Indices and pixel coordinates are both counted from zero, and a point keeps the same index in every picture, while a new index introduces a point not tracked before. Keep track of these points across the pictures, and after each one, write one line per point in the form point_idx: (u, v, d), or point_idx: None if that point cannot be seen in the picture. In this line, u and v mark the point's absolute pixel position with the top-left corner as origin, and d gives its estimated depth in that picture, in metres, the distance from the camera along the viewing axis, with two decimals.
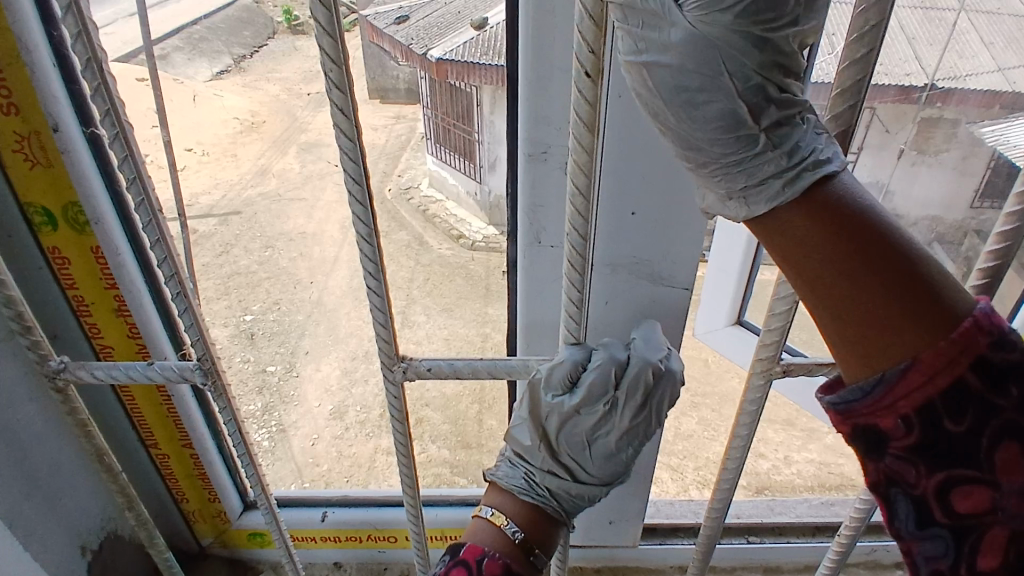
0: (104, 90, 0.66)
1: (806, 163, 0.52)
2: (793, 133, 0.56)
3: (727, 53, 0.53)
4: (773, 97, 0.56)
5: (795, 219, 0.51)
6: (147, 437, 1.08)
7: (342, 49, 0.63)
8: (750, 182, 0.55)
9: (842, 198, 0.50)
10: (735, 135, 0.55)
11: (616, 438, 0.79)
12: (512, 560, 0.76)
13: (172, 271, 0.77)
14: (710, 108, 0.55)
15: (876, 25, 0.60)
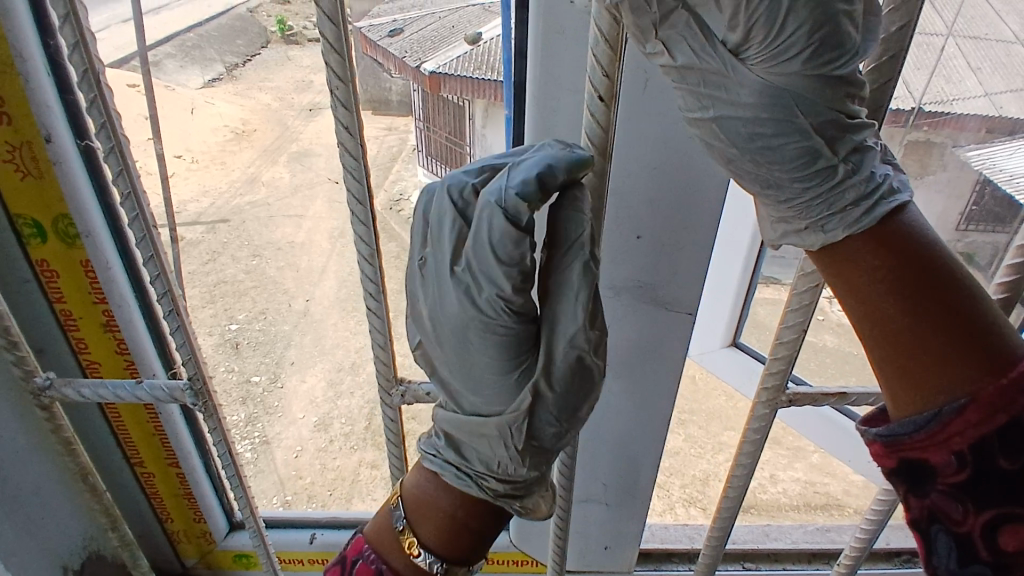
0: (100, 102, 0.64)
1: (882, 193, 0.55)
2: (866, 159, 0.57)
3: (795, 97, 0.55)
4: (840, 128, 0.57)
5: (863, 250, 0.54)
6: (132, 455, 1.05)
7: (350, 67, 0.61)
8: (830, 211, 0.56)
9: (910, 234, 0.53)
10: (814, 165, 0.57)
11: (452, 325, 0.62)
12: (388, 560, 0.68)
13: (165, 288, 0.74)
14: (787, 144, 0.56)
15: (893, 55, 0.62)
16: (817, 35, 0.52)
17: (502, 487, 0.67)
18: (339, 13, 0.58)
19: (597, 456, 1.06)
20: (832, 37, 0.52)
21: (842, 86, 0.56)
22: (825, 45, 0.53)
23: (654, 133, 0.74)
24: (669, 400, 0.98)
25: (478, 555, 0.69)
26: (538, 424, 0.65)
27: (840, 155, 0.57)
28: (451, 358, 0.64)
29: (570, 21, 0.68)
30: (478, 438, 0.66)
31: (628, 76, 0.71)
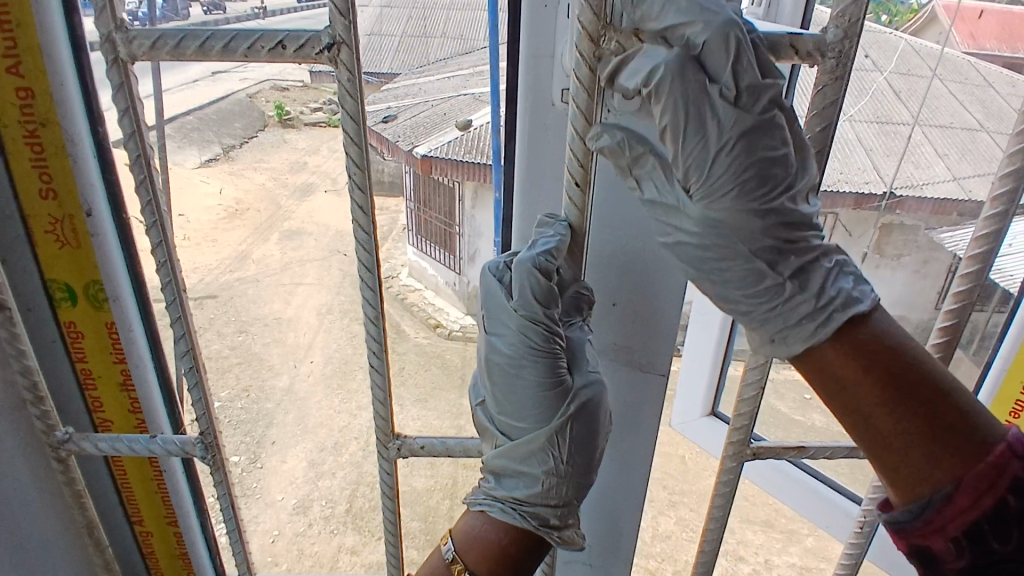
0: (147, 183, 0.74)
1: (836, 301, 0.64)
2: (814, 273, 0.67)
3: (739, 226, 0.67)
4: (784, 247, 0.68)
5: (833, 357, 0.63)
6: (132, 513, 1.08)
7: (366, 156, 0.72)
8: (787, 323, 0.67)
9: (871, 340, 0.63)
10: (761, 284, 0.68)
11: (508, 354, 0.78)
12: None
13: (188, 346, 0.82)
14: (740, 264, 0.68)
15: (818, 152, 0.73)
16: (743, 175, 0.65)
17: (546, 503, 0.79)
18: (360, 113, 0.70)
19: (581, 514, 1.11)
20: (761, 174, 0.65)
21: (774, 216, 0.67)
22: (760, 181, 0.66)
23: (625, 214, 0.85)
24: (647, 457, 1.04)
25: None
26: (581, 443, 0.79)
27: (785, 274, 0.68)
28: (502, 392, 0.79)
29: (551, 120, 0.80)
30: (530, 458, 0.79)
31: (600, 164, 0.82)
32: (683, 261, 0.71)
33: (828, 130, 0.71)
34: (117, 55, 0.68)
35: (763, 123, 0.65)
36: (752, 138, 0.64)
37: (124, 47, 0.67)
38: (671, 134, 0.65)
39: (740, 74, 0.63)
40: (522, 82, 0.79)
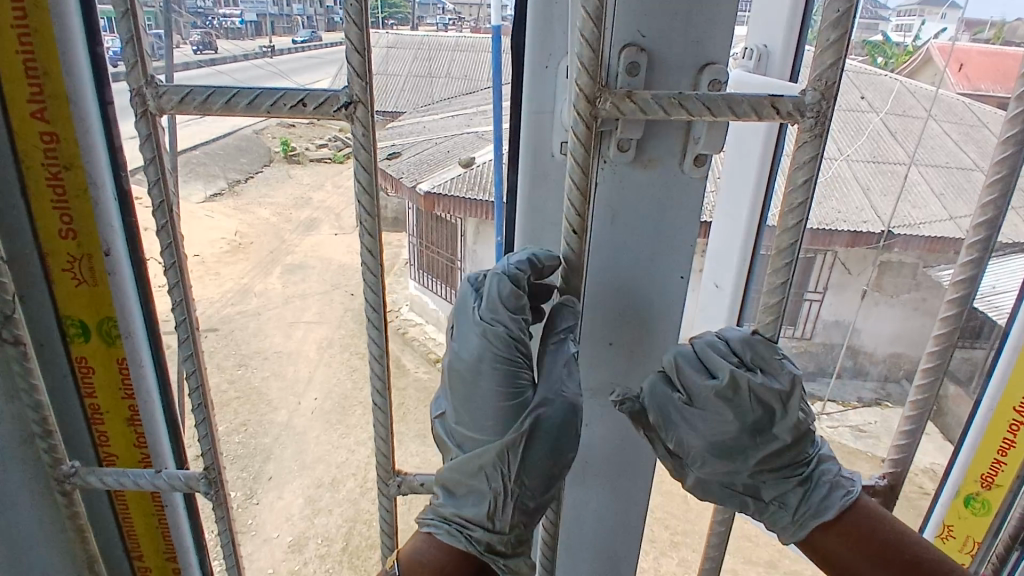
0: (168, 227, 0.77)
1: (808, 514, 0.81)
2: (806, 494, 0.82)
3: (732, 471, 0.81)
4: (777, 476, 0.82)
5: (830, 538, 0.80)
6: (132, 549, 1.09)
7: (376, 203, 0.76)
8: (779, 527, 0.84)
9: (862, 518, 0.80)
10: (749, 506, 0.84)
11: (469, 360, 0.78)
12: None
13: (198, 383, 0.84)
14: (733, 497, 0.84)
15: (802, 201, 0.73)
16: (731, 453, 0.81)
17: (493, 529, 0.79)
18: (372, 163, 0.74)
19: (579, 554, 1.11)
20: (738, 449, 0.80)
21: (756, 472, 0.81)
22: (752, 439, 0.80)
23: (623, 258, 0.88)
24: (643, 496, 1.06)
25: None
26: (534, 464, 0.78)
27: (768, 498, 0.83)
28: (460, 399, 0.79)
29: (552, 169, 0.84)
30: (480, 476, 0.79)
31: (597, 211, 0.86)
32: (691, 487, 0.87)
33: (811, 183, 0.73)
34: (146, 107, 0.72)
35: (744, 414, 0.79)
36: (731, 438, 0.80)
37: (153, 101, 0.72)
38: (664, 428, 0.82)
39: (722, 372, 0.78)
40: (524, 135, 0.84)
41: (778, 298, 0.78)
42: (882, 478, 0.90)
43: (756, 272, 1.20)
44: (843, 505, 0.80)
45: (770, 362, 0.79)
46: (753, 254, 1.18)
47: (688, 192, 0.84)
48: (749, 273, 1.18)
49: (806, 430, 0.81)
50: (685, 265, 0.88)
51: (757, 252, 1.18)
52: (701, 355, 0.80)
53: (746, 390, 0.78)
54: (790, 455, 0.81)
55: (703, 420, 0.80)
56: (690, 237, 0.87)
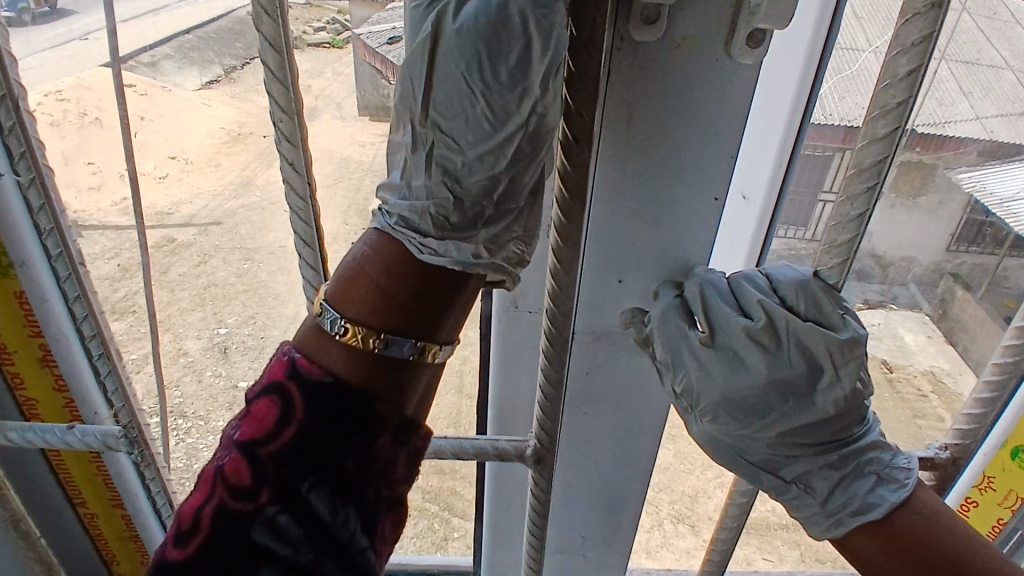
0: (17, 131, 0.59)
1: (846, 509, 0.63)
2: (847, 482, 0.64)
3: (751, 435, 0.62)
4: (810, 452, 0.65)
5: (866, 544, 0.63)
6: (73, 495, 0.98)
7: (294, 96, 0.54)
8: (803, 516, 0.66)
9: (912, 523, 0.61)
10: (766, 483, 0.67)
11: None
12: (304, 342, 0.50)
13: (93, 329, 0.70)
14: (750, 470, 0.67)
15: (901, 103, 0.52)
16: (752, 414, 0.61)
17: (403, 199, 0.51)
18: (283, 40, 0.52)
19: (575, 505, 1.00)
20: (756, 408, 0.61)
21: (783, 443, 0.64)
22: (785, 401, 0.61)
23: (642, 171, 0.67)
24: (647, 448, 0.92)
25: (430, 330, 0.52)
26: (447, 88, 0.47)
27: (790, 479, 0.66)
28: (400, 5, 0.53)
29: None
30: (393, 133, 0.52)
31: (608, 111, 0.64)
32: (701, 449, 0.69)
33: (917, 76, 0.52)
34: None
35: (777, 369, 0.60)
36: (756, 396, 0.60)
37: None
38: (672, 373, 0.63)
39: (764, 312, 0.60)
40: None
41: (851, 234, 0.58)
42: (944, 448, 0.86)
43: (791, 187, 0.80)
44: (894, 501, 0.62)
45: (828, 315, 0.61)
46: (791, 157, 0.77)
47: (732, 86, 0.62)
48: (784, 181, 0.78)
49: (860, 402, 0.62)
50: (721, 185, 0.68)
51: (797, 152, 0.77)
52: (735, 292, 0.63)
53: (786, 336, 0.60)
54: (832, 428, 0.63)
55: (725, 366, 0.61)
56: (730, 146, 0.66)
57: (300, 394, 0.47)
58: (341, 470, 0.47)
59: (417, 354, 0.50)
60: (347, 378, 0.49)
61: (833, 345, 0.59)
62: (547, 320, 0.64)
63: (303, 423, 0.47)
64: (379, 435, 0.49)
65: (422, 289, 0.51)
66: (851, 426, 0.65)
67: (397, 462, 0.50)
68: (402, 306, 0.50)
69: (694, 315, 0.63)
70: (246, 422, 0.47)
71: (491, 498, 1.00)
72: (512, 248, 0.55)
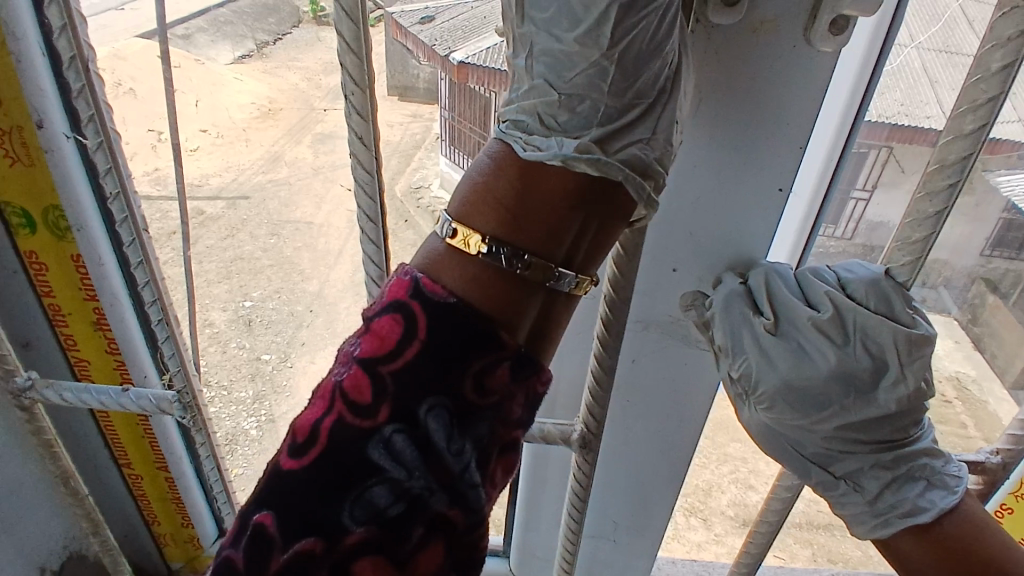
0: (87, 94, 0.59)
1: (893, 510, 0.62)
2: (899, 483, 0.63)
3: (811, 425, 0.62)
4: (863, 449, 0.63)
5: (912, 545, 0.62)
6: (120, 457, 1.01)
7: (369, 70, 0.54)
8: (847, 511, 0.66)
9: (961, 531, 0.60)
10: (813, 478, 0.67)
11: None
12: (423, 256, 0.49)
13: (155, 295, 0.71)
14: (799, 461, 0.66)
15: (992, 98, 0.50)
16: (815, 405, 0.60)
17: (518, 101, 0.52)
18: (360, 11, 0.51)
19: (611, 491, 0.99)
20: (812, 398, 0.60)
21: (837, 438, 0.63)
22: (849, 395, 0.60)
23: (709, 160, 0.66)
24: (688, 439, 0.91)
25: (549, 246, 0.49)
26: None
27: (838, 475, 0.65)
28: None
29: None
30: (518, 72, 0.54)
31: None
32: (750, 438, 0.69)
33: (1012, 71, 0.49)
34: None
35: (844, 361, 0.59)
36: (819, 387, 0.60)
37: None
38: (732, 358, 0.63)
39: (838, 302, 0.60)
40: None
41: (926, 232, 0.56)
42: (994, 452, 0.80)
43: (838, 187, 0.77)
44: (944, 507, 0.60)
45: (897, 311, 0.60)
46: (843, 153, 0.74)
47: (806, 74, 0.60)
48: (833, 179, 0.76)
49: (922, 402, 0.61)
50: (787, 176, 0.66)
51: (848, 148, 0.74)
52: (802, 283, 0.63)
53: (853, 330, 0.60)
54: (890, 427, 0.62)
55: (790, 355, 0.60)
56: (799, 137, 0.64)
57: (423, 313, 0.46)
58: (459, 396, 0.45)
59: (529, 269, 0.48)
60: (466, 295, 0.47)
61: (901, 339, 0.58)
62: (605, 304, 0.64)
63: (426, 340, 0.45)
64: (495, 361, 0.46)
65: (544, 201, 0.48)
66: (909, 427, 0.63)
67: (513, 397, 0.48)
68: (517, 216, 0.48)
69: (762, 304, 0.62)
70: (368, 338, 0.46)
71: (527, 480, 1.00)
72: (633, 149, 0.51)
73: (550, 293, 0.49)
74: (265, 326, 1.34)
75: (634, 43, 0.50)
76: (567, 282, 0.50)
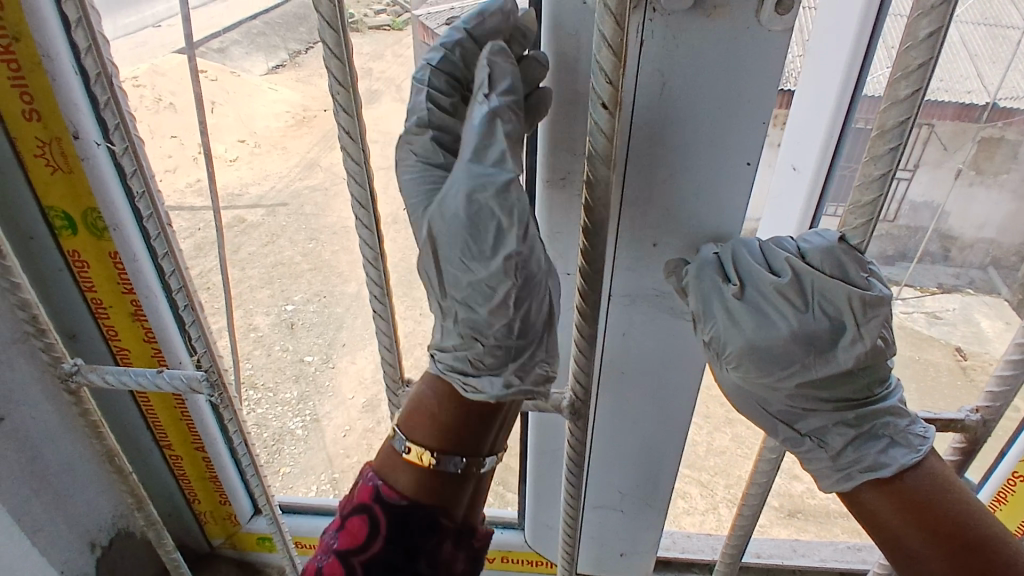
0: (113, 104, 0.66)
1: (856, 464, 0.66)
2: (864, 438, 0.66)
3: (775, 385, 0.65)
4: (825, 404, 0.67)
5: (877, 499, 0.64)
6: (161, 438, 1.10)
7: (351, 72, 0.60)
8: (814, 465, 0.69)
9: (922, 485, 0.63)
10: (781, 434, 0.70)
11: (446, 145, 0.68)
12: (382, 468, 0.69)
13: (180, 284, 0.77)
14: (767, 418, 0.70)
15: (923, 63, 0.54)
16: (776, 370, 0.64)
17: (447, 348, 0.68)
18: (339, 19, 0.57)
19: (614, 462, 1.04)
20: (775, 359, 0.64)
21: (801, 395, 0.66)
22: (811, 351, 0.63)
23: (685, 137, 0.70)
24: (682, 409, 0.95)
25: (474, 447, 0.69)
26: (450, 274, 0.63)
27: (803, 432, 0.69)
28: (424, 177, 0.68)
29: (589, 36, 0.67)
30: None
31: (641, 78, 0.67)
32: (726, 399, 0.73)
33: (938, 37, 0.53)
34: None
35: (802, 323, 0.63)
36: (783, 348, 0.63)
37: None
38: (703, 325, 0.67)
39: (802, 273, 0.63)
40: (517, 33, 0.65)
41: (874, 194, 0.61)
42: (974, 411, 0.80)
43: (841, 163, 0.82)
44: (905, 462, 0.63)
45: (852, 276, 0.63)
46: (843, 131, 0.79)
47: (764, 53, 0.64)
48: (835, 156, 0.81)
49: (880, 360, 0.64)
50: (753, 150, 0.70)
51: (849, 125, 0.79)
52: (765, 252, 0.67)
53: (812, 294, 0.63)
54: (853, 384, 0.65)
55: (753, 318, 0.64)
56: (762, 113, 0.68)
57: (385, 515, 0.66)
58: (415, 568, 0.65)
59: (465, 468, 0.68)
60: (414, 496, 0.67)
61: (856, 300, 0.61)
62: (580, 276, 0.68)
63: (386, 537, 0.65)
64: (443, 538, 0.67)
65: (470, 419, 0.69)
66: (873, 386, 0.66)
67: (456, 559, 0.68)
68: (451, 432, 0.68)
69: (735, 280, 0.66)
70: (344, 535, 0.66)
71: (534, 451, 1.06)
72: (537, 372, 0.68)
73: (478, 477, 0.70)
74: (306, 329, 1.46)
75: (531, 291, 0.64)
76: (491, 465, 0.70)
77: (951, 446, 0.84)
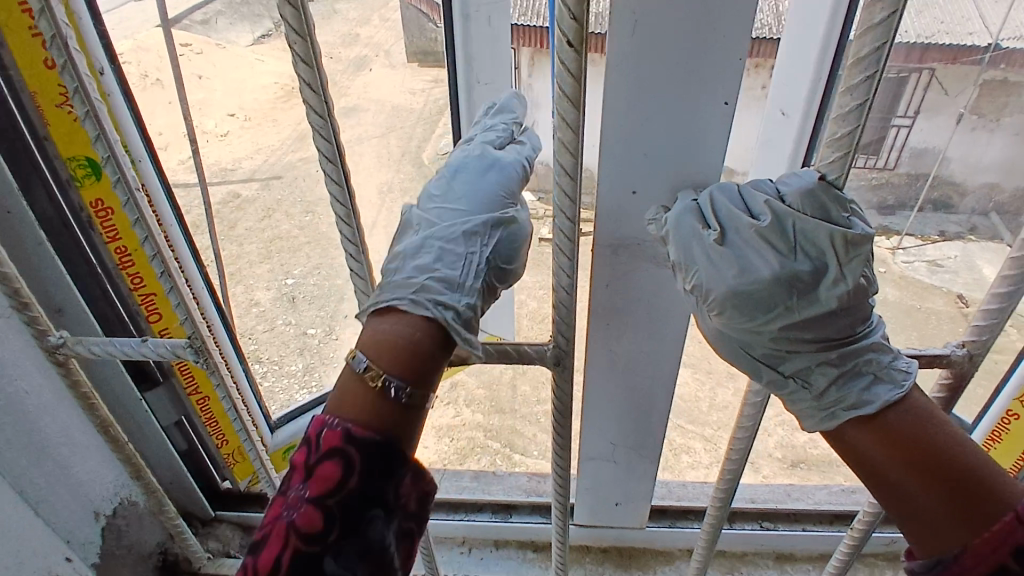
0: (70, 66, 0.64)
1: (843, 401, 0.65)
2: (852, 378, 0.66)
3: (760, 326, 0.64)
4: (808, 343, 0.67)
5: (863, 434, 0.64)
6: (187, 385, 1.12)
7: (305, 20, 0.58)
8: (796, 406, 0.69)
9: (906, 420, 0.62)
10: (764, 377, 0.71)
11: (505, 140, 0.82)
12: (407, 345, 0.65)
13: (154, 249, 0.77)
14: (749, 362, 0.70)
15: None
16: (756, 311, 0.63)
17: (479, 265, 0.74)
18: None
19: (605, 413, 1.05)
20: (752, 302, 0.63)
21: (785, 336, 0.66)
22: (793, 284, 0.63)
23: (658, 84, 0.69)
24: (668, 357, 0.95)
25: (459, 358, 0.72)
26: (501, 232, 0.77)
27: (785, 373, 0.69)
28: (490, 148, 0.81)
29: None
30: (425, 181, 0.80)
31: (615, 17, 0.65)
32: (711, 345, 0.73)
33: None
34: None
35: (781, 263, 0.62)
36: (763, 290, 0.62)
37: None
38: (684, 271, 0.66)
39: (778, 212, 0.63)
40: None
41: (852, 126, 0.60)
42: (960, 346, 0.79)
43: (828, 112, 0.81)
44: (890, 399, 0.63)
45: (833, 215, 0.63)
46: (830, 78, 0.78)
47: None
48: (823, 103, 0.80)
49: (862, 298, 0.65)
50: (731, 88, 0.68)
51: (835, 73, 0.78)
52: (743, 194, 0.66)
53: (794, 236, 0.63)
54: (836, 322, 0.66)
55: (735, 261, 0.64)
56: (738, 49, 0.66)
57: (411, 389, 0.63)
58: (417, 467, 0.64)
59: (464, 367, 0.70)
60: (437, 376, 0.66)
61: (837, 239, 0.61)
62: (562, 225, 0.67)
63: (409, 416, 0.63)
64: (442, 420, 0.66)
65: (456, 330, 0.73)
66: (855, 325, 0.67)
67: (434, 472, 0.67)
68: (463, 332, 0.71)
69: (717, 227, 0.65)
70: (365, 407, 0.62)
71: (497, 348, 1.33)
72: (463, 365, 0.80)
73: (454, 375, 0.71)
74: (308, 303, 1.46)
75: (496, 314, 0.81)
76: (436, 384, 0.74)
77: (938, 383, 0.84)
